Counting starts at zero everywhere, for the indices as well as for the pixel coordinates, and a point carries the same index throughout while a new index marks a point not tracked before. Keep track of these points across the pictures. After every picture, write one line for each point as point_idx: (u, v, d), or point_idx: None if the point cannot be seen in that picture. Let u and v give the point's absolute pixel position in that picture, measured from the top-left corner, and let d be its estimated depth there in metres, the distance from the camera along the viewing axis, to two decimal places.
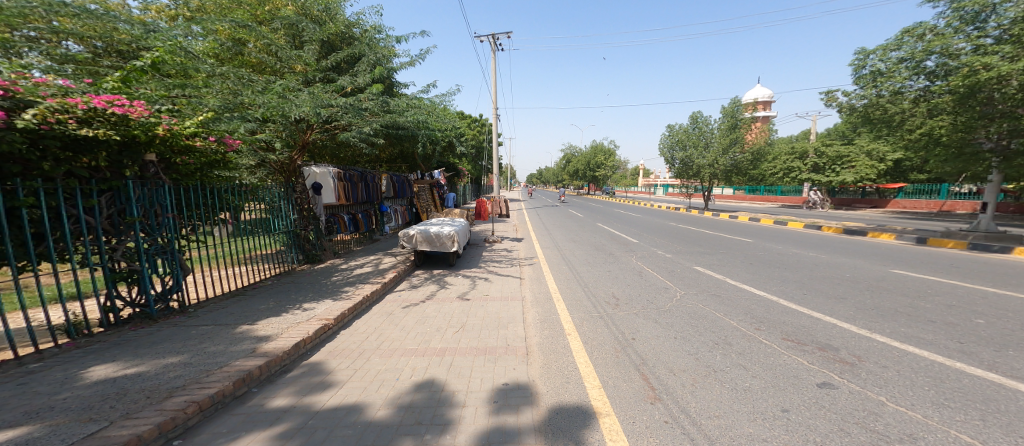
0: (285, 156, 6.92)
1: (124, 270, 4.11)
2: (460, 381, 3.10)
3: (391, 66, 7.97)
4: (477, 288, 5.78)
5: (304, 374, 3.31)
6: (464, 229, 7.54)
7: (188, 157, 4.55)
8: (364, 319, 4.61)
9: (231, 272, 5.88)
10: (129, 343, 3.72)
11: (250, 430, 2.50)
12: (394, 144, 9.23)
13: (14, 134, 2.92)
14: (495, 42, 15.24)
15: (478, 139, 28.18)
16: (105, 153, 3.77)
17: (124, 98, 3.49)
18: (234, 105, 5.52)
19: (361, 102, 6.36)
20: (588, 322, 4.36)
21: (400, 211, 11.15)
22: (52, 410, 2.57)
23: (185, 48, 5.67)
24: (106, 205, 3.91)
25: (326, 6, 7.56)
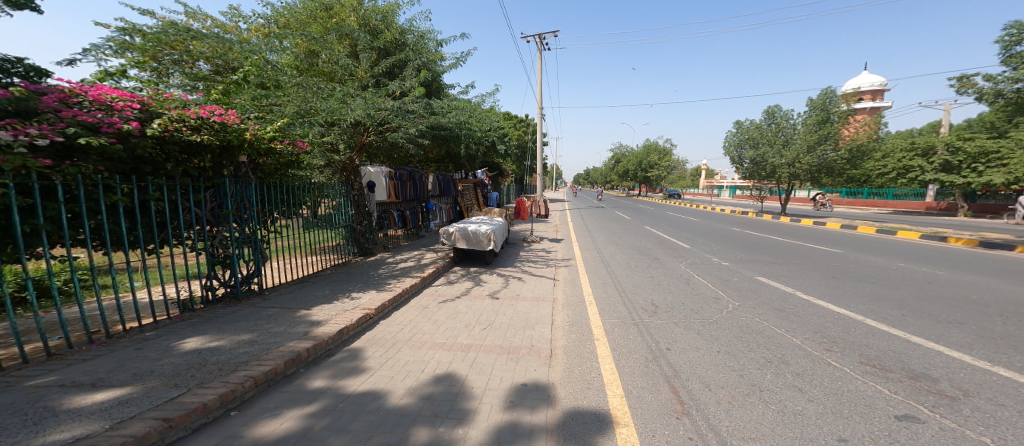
0: (346, 157, 7.41)
1: (219, 255, 4.70)
2: (481, 378, 3.15)
3: (435, 70, 8.36)
4: (509, 287, 5.82)
5: (344, 359, 3.57)
6: (502, 228, 7.61)
7: (269, 158, 5.10)
8: (402, 311, 4.86)
9: (301, 261, 6.44)
10: (215, 320, 4.26)
11: (290, 407, 2.76)
12: (441, 145, 9.59)
13: (147, 141, 3.55)
14: (541, 42, 15.21)
15: (523, 139, 28.26)
16: (210, 155, 4.34)
17: (221, 108, 4.08)
18: (305, 110, 6.07)
19: (408, 105, 6.70)
20: (619, 328, 4.21)
21: (445, 209, 11.57)
22: (149, 375, 3.02)
23: (268, 62, 6.42)
24: (209, 199, 4.53)
25: (384, 16, 8.06)
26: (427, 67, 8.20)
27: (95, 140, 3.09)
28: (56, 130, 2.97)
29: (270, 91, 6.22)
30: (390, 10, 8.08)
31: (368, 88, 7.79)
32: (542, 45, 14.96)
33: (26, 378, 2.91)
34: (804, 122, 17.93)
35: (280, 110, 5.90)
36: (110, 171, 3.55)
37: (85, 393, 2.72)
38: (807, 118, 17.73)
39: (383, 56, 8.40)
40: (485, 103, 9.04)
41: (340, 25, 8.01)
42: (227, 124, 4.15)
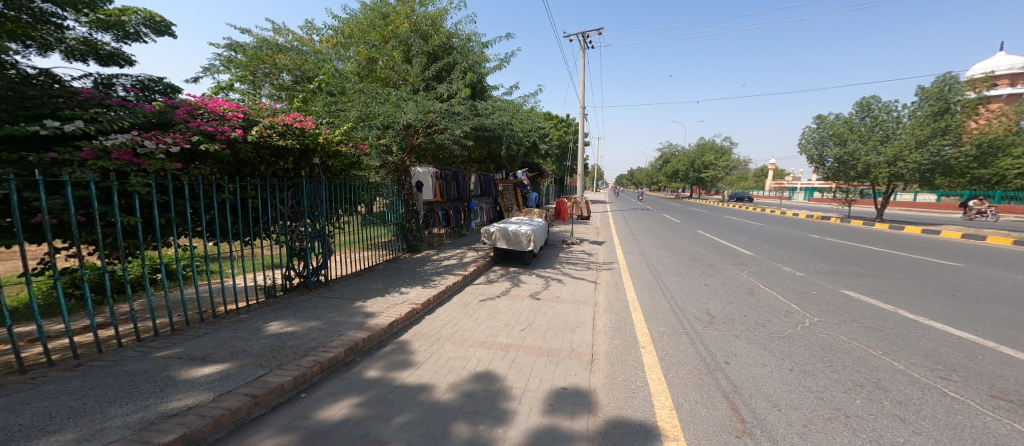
0: (399, 158, 7.70)
1: (297, 248, 5.12)
2: (520, 378, 3.15)
3: (481, 71, 8.53)
4: (549, 289, 5.79)
5: (394, 351, 3.73)
6: (542, 229, 7.60)
7: (337, 160, 5.49)
8: (445, 308, 4.99)
9: (357, 256, 6.82)
10: (292, 306, 4.65)
11: (347, 394, 2.94)
12: (484, 145, 9.76)
13: (247, 146, 4.03)
14: (585, 40, 14.94)
15: (564, 139, 27.95)
16: (292, 158, 4.77)
17: (301, 114, 4.50)
18: (365, 114, 6.43)
19: (454, 108, 6.85)
20: (668, 336, 4.03)
21: (486, 209, 11.73)
22: (243, 353, 3.35)
23: (335, 71, 6.91)
24: (291, 198, 4.96)
25: (433, 21, 8.31)
26: (473, 69, 8.37)
27: (211, 145, 3.57)
28: (184, 139, 3.47)
29: (336, 98, 6.70)
30: (439, 15, 8.37)
31: (419, 91, 8.09)
32: (586, 43, 14.71)
33: (151, 350, 3.34)
34: (913, 113, 15.66)
35: (345, 115, 6.32)
36: (220, 173, 4.05)
37: (195, 366, 3.08)
38: (917, 109, 15.51)
39: (433, 60, 8.71)
40: (528, 104, 9.10)
41: (395, 33, 8.40)
42: (305, 128, 4.56)
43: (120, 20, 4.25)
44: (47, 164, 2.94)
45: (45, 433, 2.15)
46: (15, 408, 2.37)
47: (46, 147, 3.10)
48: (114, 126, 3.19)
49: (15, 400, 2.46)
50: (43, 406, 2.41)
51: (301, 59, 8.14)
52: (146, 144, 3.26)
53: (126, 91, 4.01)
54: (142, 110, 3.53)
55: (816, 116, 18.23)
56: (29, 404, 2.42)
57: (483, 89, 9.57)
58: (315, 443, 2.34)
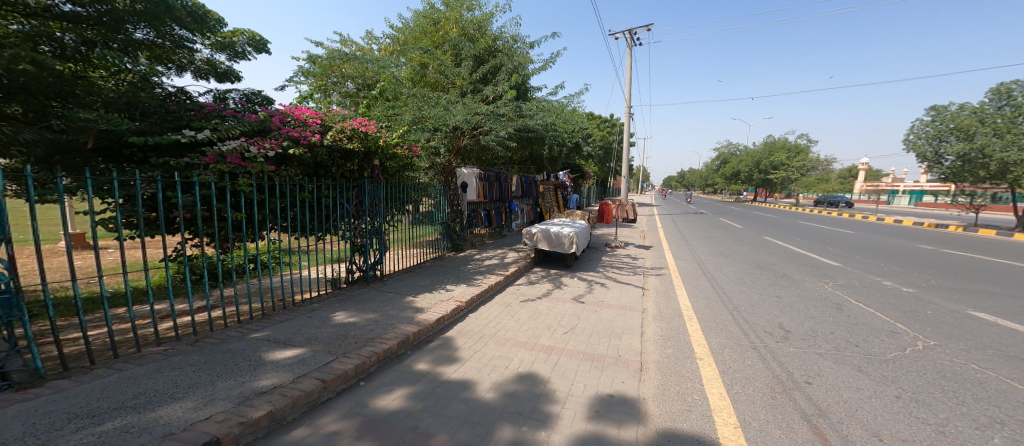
0: (446, 159, 7.83)
1: (357, 243, 5.43)
2: (563, 382, 3.11)
3: (525, 72, 8.58)
4: (593, 292, 5.69)
5: (441, 347, 3.82)
6: (585, 231, 7.47)
7: (393, 161, 5.84)
8: (488, 306, 5.05)
9: (405, 254, 7.05)
10: (354, 298, 4.92)
11: (399, 385, 3.06)
12: (526, 146, 9.83)
13: (324, 149, 4.69)
14: (632, 38, 14.51)
15: (608, 139, 27.27)
16: (358, 160, 5.27)
17: (365, 119, 5.05)
18: (417, 118, 6.64)
19: (499, 109, 6.89)
20: (729, 349, 3.82)
21: (526, 210, 11.72)
22: (315, 340, 3.64)
23: (392, 77, 7.26)
24: (355, 197, 5.32)
25: (479, 25, 8.41)
26: (518, 71, 8.41)
27: (296, 150, 4.28)
28: (276, 145, 4.23)
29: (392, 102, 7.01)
30: (485, 18, 8.49)
31: (466, 94, 8.22)
32: (633, 40, 14.26)
33: (244, 333, 3.78)
34: None
35: (400, 119, 6.59)
36: (301, 174, 4.73)
37: (278, 349, 3.42)
38: None
39: (480, 63, 8.81)
40: (573, 104, 9.05)
41: (445, 38, 8.63)
42: (368, 132, 5.12)
43: (232, 40, 5.32)
44: (183, 168, 3.83)
45: (173, 400, 2.56)
46: (152, 376, 2.86)
47: (182, 153, 4.03)
48: (229, 134, 4.07)
49: (152, 369, 2.98)
50: (171, 375, 2.90)
51: (363, 67, 8.67)
52: (251, 150, 4.06)
53: (236, 104, 4.86)
54: (248, 120, 4.39)
55: (925, 110, 15.63)
56: (162, 373, 2.92)
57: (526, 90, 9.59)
58: (371, 431, 2.47)
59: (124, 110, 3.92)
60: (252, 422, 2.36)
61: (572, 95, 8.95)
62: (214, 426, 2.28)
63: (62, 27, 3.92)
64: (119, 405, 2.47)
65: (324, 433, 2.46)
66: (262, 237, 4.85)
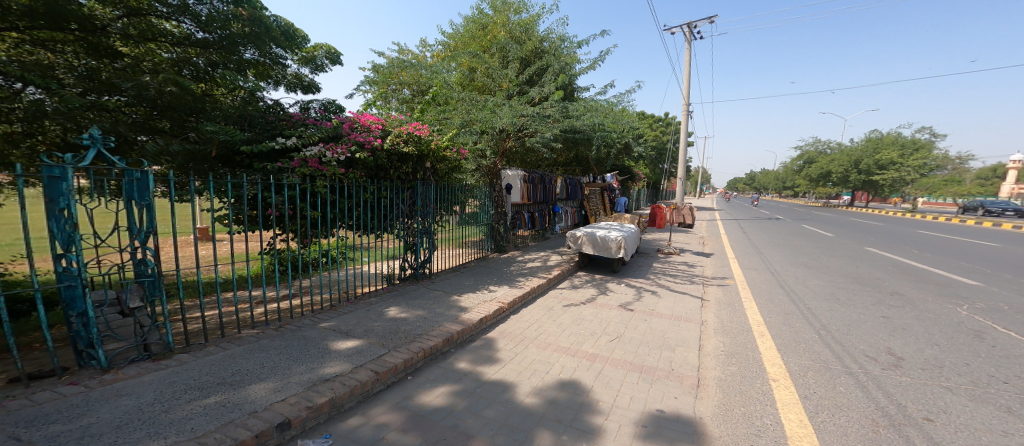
0: (491, 162, 7.88)
1: (410, 242, 5.65)
2: (607, 392, 3.00)
3: (572, 72, 8.45)
4: (642, 301, 5.41)
5: (482, 347, 3.84)
6: (634, 235, 7.17)
7: (443, 164, 6.03)
8: (530, 309, 5.00)
9: (450, 253, 7.22)
10: (404, 295, 5.13)
11: (442, 382, 3.13)
12: (571, 148, 9.73)
13: (383, 153, 5.07)
14: (693, 31, 13.67)
15: (662, 139, 25.89)
16: (412, 162, 5.56)
17: (417, 123, 5.31)
18: (466, 121, 6.75)
19: (546, 110, 6.83)
20: (814, 372, 3.42)
21: (571, 213, 11.51)
22: (371, 333, 3.84)
23: (443, 83, 7.50)
24: (409, 199, 5.55)
25: (525, 26, 8.42)
26: (565, 71, 8.29)
27: (362, 154, 4.74)
28: (347, 149, 4.74)
29: (443, 107, 7.22)
30: (531, 20, 8.49)
31: (512, 96, 8.22)
32: (692, 34, 13.42)
33: (315, 322, 4.11)
34: None
35: (450, 123, 6.81)
36: (365, 177, 5.14)
37: (340, 339, 3.66)
38: None
39: (525, 65, 8.80)
40: (622, 103, 8.76)
41: (493, 41, 8.75)
42: (421, 135, 5.36)
43: (314, 54, 6.22)
44: (275, 171, 4.54)
45: (259, 379, 2.87)
46: (246, 356, 3.25)
47: (275, 158, 4.78)
48: (310, 140, 4.61)
49: (246, 349, 3.39)
50: (260, 356, 3.27)
51: (417, 73, 9.07)
52: (326, 155, 4.57)
53: (316, 113, 5.31)
54: (324, 126, 4.91)
55: None
56: (254, 354, 3.30)
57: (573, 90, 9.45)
58: (416, 425, 2.55)
59: (238, 122, 4.76)
60: (316, 407, 2.56)
61: (622, 94, 8.65)
62: (286, 408, 2.50)
63: (196, 52, 4.87)
64: (220, 380, 2.83)
65: (375, 424, 2.58)
66: (333, 233, 5.25)
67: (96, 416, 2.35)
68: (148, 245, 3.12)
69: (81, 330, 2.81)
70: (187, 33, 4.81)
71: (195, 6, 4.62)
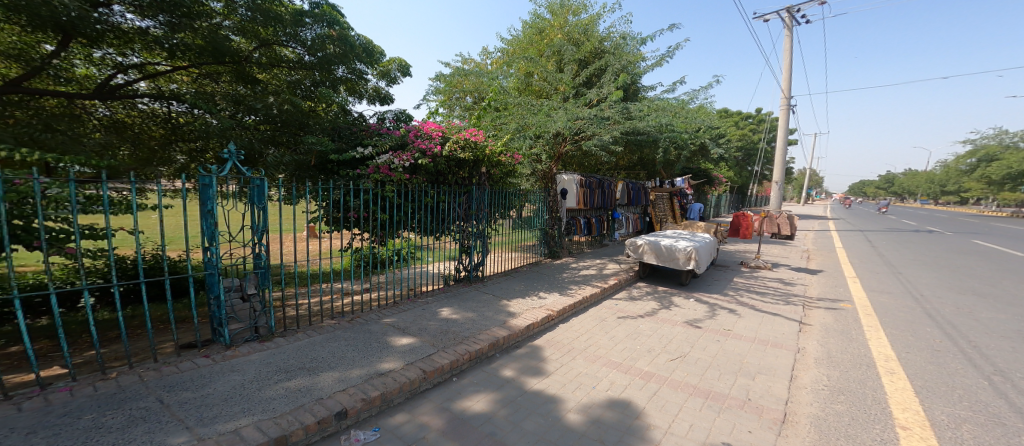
0: (547, 166, 7.76)
1: (465, 245, 5.71)
2: (662, 417, 2.74)
3: (635, 71, 8.03)
4: (715, 319, 4.89)
5: (527, 355, 3.76)
6: (709, 246, 6.51)
7: (497, 169, 6.08)
8: (581, 319, 4.79)
9: (504, 257, 7.21)
10: (457, 296, 5.23)
11: (484, 388, 3.11)
12: (634, 151, 9.26)
13: (443, 158, 5.23)
14: (788, 17, 12.11)
15: (752, 138, 23.13)
16: (468, 167, 5.71)
17: (472, 129, 5.40)
18: (521, 126, 6.73)
19: (604, 112, 6.58)
20: (974, 426, 2.71)
21: (633, 219, 10.88)
22: (423, 332, 3.96)
23: (498, 90, 7.62)
24: (465, 204, 5.65)
25: (584, 27, 8.27)
26: (627, 70, 7.91)
27: (424, 161, 4.94)
28: (412, 156, 4.98)
29: (499, 112, 7.31)
30: (591, 21, 8.34)
31: (568, 99, 8.05)
32: (793, 19, 11.79)
33: (378, 317, 4.35)
34: None
35: (506, 128, 6.84)
36: (427, 181, 5.38)
37: (396, 336, 3.81)
38: None
39: (583, 66, 8.70)
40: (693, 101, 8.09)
41: (550, 44, 8.68)
42: (477, 141, 5.44)
43: (388, 68, 6.68)
44: (354, 178, 4.99)
45: (331, 367, 3.10)
46: (323, 344, 3.54)
47: (357, 166, 5.25)
48: (381, 149, 4.96)
49: (324, 338, 3.69)
50: (335, 345, 3.54)
51: (478, 81, 9.40)
52: (394, 162, 4.89)
53: (390, 123, 5.68)
54: (395, 135, 5.24)
55: None
56: (329, 343, 3.58)
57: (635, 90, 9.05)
58: (454, 429, 2.55)
59: (329, 133, 5.32)
60: (369, 400, 2.68)
61: (694, 92, 8.03)
62: (344, 398, 2.65)
63: (305, 74, 5.54)
64: (301, 365, 3.10)
65: (418, 422, 2.63)
66: (399, 235, 5.56)
67: (214, 388, 2.72)
68: (263, 242, 3.54)
69: (215, 312, 3.35)
70: (299, 57, 5.53)
71: (302, 33, 5.28)
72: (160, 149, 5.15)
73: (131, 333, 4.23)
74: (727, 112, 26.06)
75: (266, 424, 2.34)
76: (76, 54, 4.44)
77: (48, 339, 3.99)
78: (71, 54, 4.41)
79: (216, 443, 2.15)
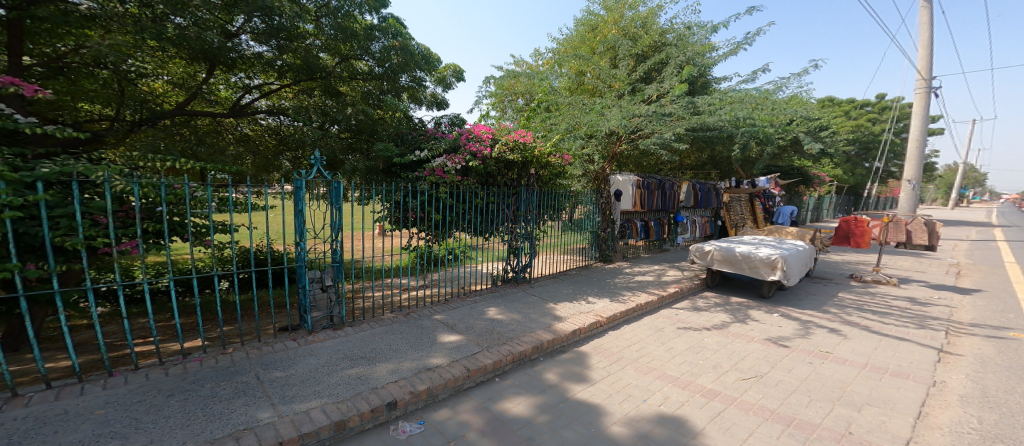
0: (600, 166, 7.45)
1: (512, 246, 5.72)
2: (724, 439, 2.46)
3: (704, 62, 7.44)
4: (793, 334, 4.34)
5: (572, 360, 3.64)
6: (806, 255, 5.67)
7: (546, 170, 5.99)
8: (633, 327, 4.55)
9: (553, 259, 7.10)
10: (505, 297, 5.23)
11: (525, 391, 3.05)
12: (700, 147, 8.58)
13: (492, 160, 5.27)
14: None
15: (871, 129, 19.68)
16: (517, 169, 5.67)
17: (520, 130, 5.41)
18: (572, 126, 6.58)
19: (665, 108, 6.19)
20: None
21: (701, 223, 10.10)
22: (469, 330, 4.00)
23: (549, 90, 7.56)
24: (515, 206, 5.65)
25: (643, 22, 8.07)
26: (692, 62, 7.32)
27: (474, 163, 5.02)
28: (463, 159, 5.09)
29: (550, 112, 7.25)
30: (650, 14, 8.18)
31: (623, 96, 7.72)
32: None
33: (430, 313, 4.47)
34: None
35: (556, 128, 6.73)
36: (477, 183, 5.44)
37: (445, 334, 3.88)
38: None
39: (641, 60, 8.33)
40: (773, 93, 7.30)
41: (603, 40, 8.42)
42: (526, 143, 5.46)
43: (443, 74, 6.88)
44: (413, 180, 5.19)
45: (387, 358, 3.23)
46: (381, 336, 3.70)
47: (414, 168, 5.45)
48: (435, 152, 5.11)
49: (383, 330, 3.86)
50: (392, 338, 3.68)
51: (530, 82, 9.44)
52: (447, 164, 5.03)
53: (446, 127, 5.84)
54: (447, 139, 5.37)
55: None
56: (386, 335, 3.73)
57: (703, 83, 8.41)
58: (493, 431, 2.52)
59: (393, 139, 5.53)
60: (416, 393, 2.74)
61: (782, 81, 7.34)
62: (395, 389, 2.74)
63: (375, 83, 5.84)
64: (363, 354, 3.27)
65: (459, 419, 2.65)
66: (452, 235, 5.66)
67: (290, 369, 2.95)
68: (339, 239, 3.77)
69: (301, 300, 3.67)
70: (371, 69, 5.89)
71: (373, 46, 5.65)
72: (274, 158, 5.75)
73: (217, 315, 4.79)
74: (830, 101, 22.90)
75: (328, 407, 2.48)
76: (221, 81, 5.49)
77: (163, 316, 4.72)
78: (218, 80, 5.46)
79: (291, 421, 2.31)
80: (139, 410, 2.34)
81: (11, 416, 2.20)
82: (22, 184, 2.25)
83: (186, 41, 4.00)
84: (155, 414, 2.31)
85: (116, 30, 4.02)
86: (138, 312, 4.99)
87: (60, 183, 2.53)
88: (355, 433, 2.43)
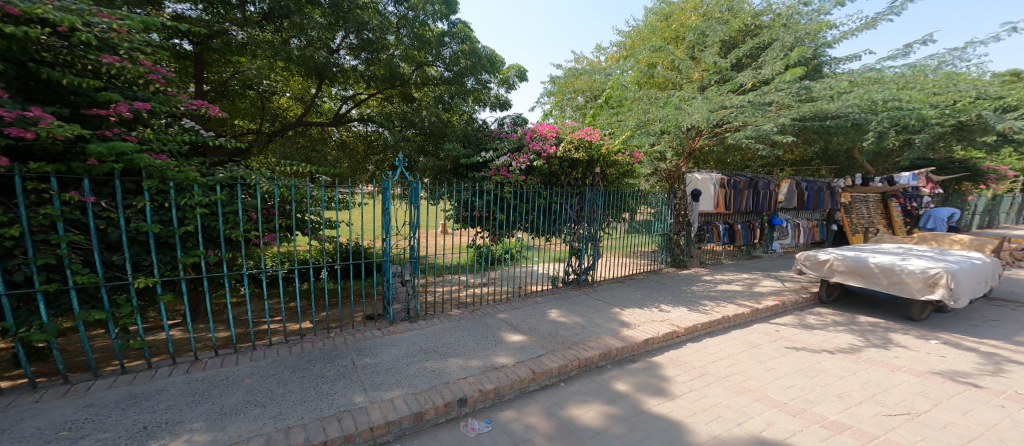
0: (673, 164, 7.02)
1: (574, 247, 5.57)
2: None
3: (822, 43, 6.56)
4: (922, 361, 3.68)
5: (645, 370, 3.44)
6: (978, 268, 4.61)
7: (614, 168, 5.75)
8: (716, 340, 4.20)
9: (620, 262, 6.82)
10: (567, 299, 5.12)
11: (593, 399, 2.93)
12: (813, 140, 7.62)
13: (557, 159, 5.15)
14: None
15: None
16: (582, 168, 5.46)
17: (586, 127, 5.31)
18: (642, 121, 6.26)
19: (766, 97, 5.69)
20: None
21: (808, 226, 9.03)
22: (534, 331, 3.95)
23: (621, 86, 7.27)
24: (576, 205, 5.51)
25: (731, 6, 7.54)
26: (803, 43, 6.49)
27: (539, 162, 4.96)
28: (528, 158, 5.06)
29: (617, 109, 7.05)
30: None
31: (708, 87, 7.16)
32: None
33: (495, 312, 4.51)
34: None
35: (624, 125, 6.47)
36: (540, 182, 5.37)
37: (508, 333, 3.87)
38: None
39: (728, 48, 7.68)
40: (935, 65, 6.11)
41: (683, 29, 7.90)
42: (592, 140, 5.25)
43: (507, 75, 6.93)
44: (478, 180, 5.30)
45: (456, 354, 3.29)
46: (448, 331, 3.78)
47: (478, 169, 5.53)
48: (500, 151, 5.18)
49: (450, 326, 3.95)
50: (459, 334, 3.74)
51: (593, 79, 9.19)
52: (512, 163, 5.07)
53: (509, 127, 5.85)
54: (513, 138, 5.38)
55: None
56: (452, 331, 3.80)
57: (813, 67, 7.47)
58: (563, 438, 2.43)
59: (461, 141, 5.62)
60: (485, 392, 2.74)
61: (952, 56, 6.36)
62: (465, 386, 2.76)
63: (444, 87, 5.98)
64: (434, 348, 3.36)
65: (526, 422, 2.60)
66: (513, 235, 5.70)
67: (376, 357, 3.11)
68: (416, 236, 3.94)
69: (385, 291, 3.91)
70: (441, 74, 6.08)
71: (443, 52, 5.87)
72: (363, 161, 6.23)
73: (308, 303, 5.28)
74: None
75: (408, 398, 2.57)
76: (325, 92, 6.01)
77: (266, 300, 5.33)
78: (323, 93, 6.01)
79: (379, 408, 2.41)
80: (251, 381, 2.61)
81: (195, 377, 2.60)
82: (208, 186, 2.66)
83: (301, 60, 4.48)
84: (282, 388, 2.55)
85: (260, 55, 4.58)
86: (268, 294, 5.69)
87: (229, 185, 2.92)
88: (431, 425, 2.49)
